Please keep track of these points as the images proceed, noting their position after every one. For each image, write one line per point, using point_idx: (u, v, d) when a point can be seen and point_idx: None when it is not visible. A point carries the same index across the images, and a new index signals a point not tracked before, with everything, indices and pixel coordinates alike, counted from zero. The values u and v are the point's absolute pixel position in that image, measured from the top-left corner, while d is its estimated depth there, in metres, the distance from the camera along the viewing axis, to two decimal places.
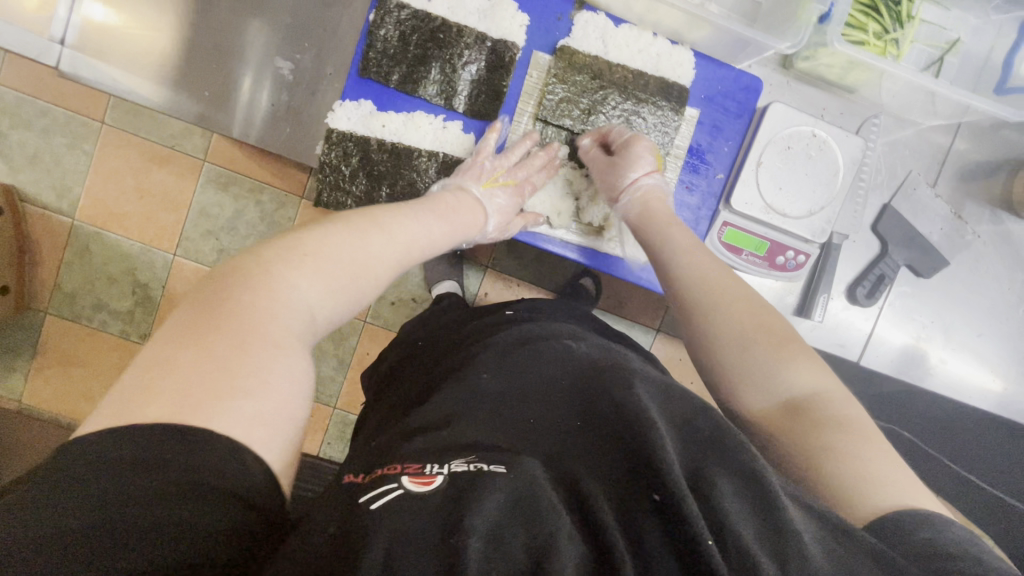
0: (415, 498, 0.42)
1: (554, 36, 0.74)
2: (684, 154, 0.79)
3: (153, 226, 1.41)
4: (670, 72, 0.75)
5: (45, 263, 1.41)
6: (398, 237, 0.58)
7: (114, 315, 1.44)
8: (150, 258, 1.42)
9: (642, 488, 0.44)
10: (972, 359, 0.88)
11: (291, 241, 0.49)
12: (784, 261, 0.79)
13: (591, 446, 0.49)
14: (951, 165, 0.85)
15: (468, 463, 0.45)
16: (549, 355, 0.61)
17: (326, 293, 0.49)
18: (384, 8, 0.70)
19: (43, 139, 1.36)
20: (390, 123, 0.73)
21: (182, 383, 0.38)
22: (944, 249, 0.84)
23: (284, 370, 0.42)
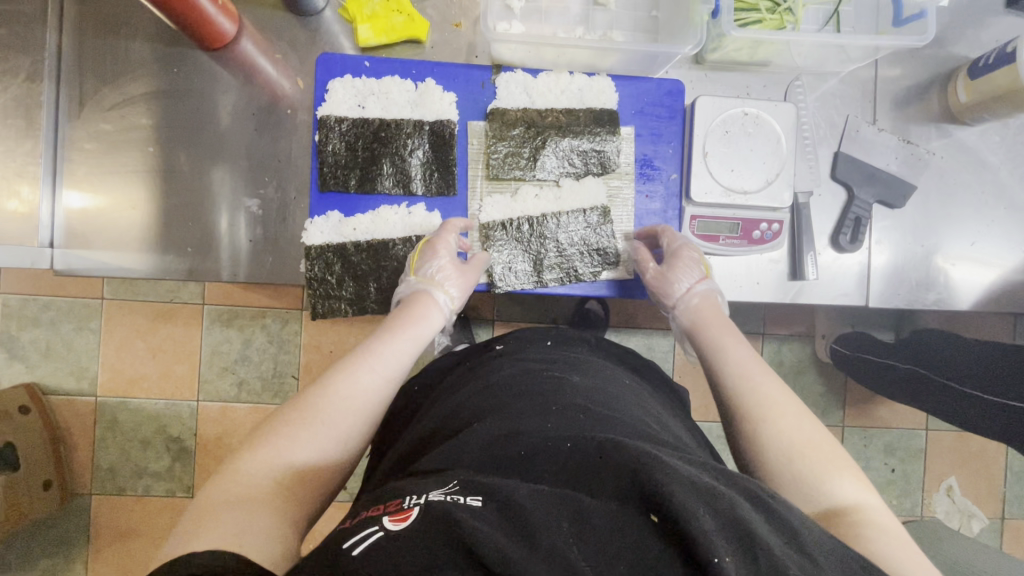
0: (395, 540, 0.39)
1: (482, 102, 0.80)
2: (634, 167, 0.81)
3: (172, 380, 1.45)
4: (596, 100, 0.80)
5: (79, 446, 1.44)
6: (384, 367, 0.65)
7: (156, 477, 1.46)
8: (176, 411, 1.45)
9: (637, 500, 0.40)
10: (975, 268, 0.89)
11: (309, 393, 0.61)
12: (760, 233, 0.82)
13: (580, 467, 0.45)
14: (883, 99, 0.88)
15: (446, 494, 0.42)
16: (547, 390, 0.60)
17: (334, 435, 0.58)
18: (326, 126, 0.77)
19: (52, 331, 1.43)
20: (361, 224, 0.78)
21: (198, 513, 0.49)
22: (906, 175, 0.87)
23: (242, 520, 0.48)
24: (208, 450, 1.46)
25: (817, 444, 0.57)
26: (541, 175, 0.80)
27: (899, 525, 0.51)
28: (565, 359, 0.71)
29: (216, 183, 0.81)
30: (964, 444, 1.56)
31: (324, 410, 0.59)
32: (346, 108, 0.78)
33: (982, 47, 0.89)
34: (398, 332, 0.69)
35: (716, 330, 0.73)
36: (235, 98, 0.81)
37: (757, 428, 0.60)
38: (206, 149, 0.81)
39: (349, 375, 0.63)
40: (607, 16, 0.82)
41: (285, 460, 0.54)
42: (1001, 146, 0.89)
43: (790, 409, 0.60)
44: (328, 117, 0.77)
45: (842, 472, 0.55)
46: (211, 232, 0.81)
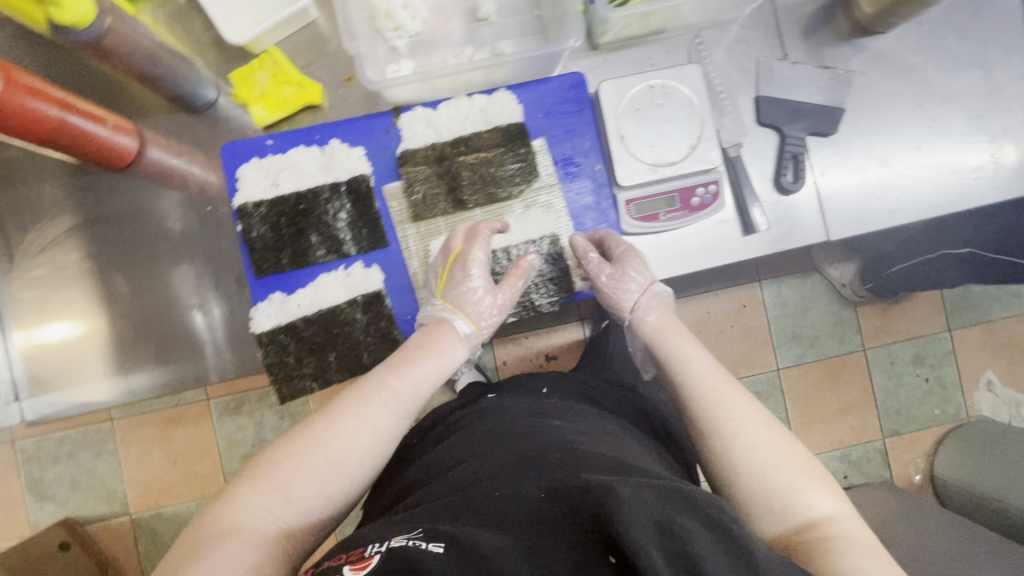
0: None
1: (390, 147, 0.79)
2: (556, 170, 0.79)
3: (198, 480, 1.46)
4: (501, 117, 0.79)
5: (127, 565, 1.46)
6: (365, 404, 0.64)
7: None
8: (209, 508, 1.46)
9: (600, 543, 0.46)
10: (929, 170, 0.86)
11: (298, 426, 0.63)
12: (700, 199, 0.80)
13: (552, 517, 0.49)
14: (790, 31, 0.86)
15: (407, 539, 0.47)
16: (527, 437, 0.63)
17: (321, 468, 0.60)
18: (246, 213, 0.77)
19: (74, 464, 1.45)
20: (304, 299, 0.78)
21: (175, 557, 0.54)
22: (830, 101, 0.84)
23: (238, 550, 0.54)
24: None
25: (792, 461, 0.58)
26: (464, 205, 0.78)
27: (871, 536, 0.53)
28: (547, 404, 0.75)
29: (166, 294, 0.82)
30: (991, 335, 1.50)
31: (315, 445, 0.61)
32: (260, 190, 0.78)
33: None
34: (412, 364, 0.68)
35: (678, 336, 0.72)
36: (160, 208, 0.82)
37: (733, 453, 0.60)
38: (142, 264, 0.82)
39: (368, 418, 0.64)
40: (492, 28, 0.81)
41: (277, 494, 0.58)
42: (920, 45, 0.86)
43: (760, 425, 0.61)
44: (245, 204, 0.77)
45: (820, 484, 0.57)
46: (172, 341, 0.81)
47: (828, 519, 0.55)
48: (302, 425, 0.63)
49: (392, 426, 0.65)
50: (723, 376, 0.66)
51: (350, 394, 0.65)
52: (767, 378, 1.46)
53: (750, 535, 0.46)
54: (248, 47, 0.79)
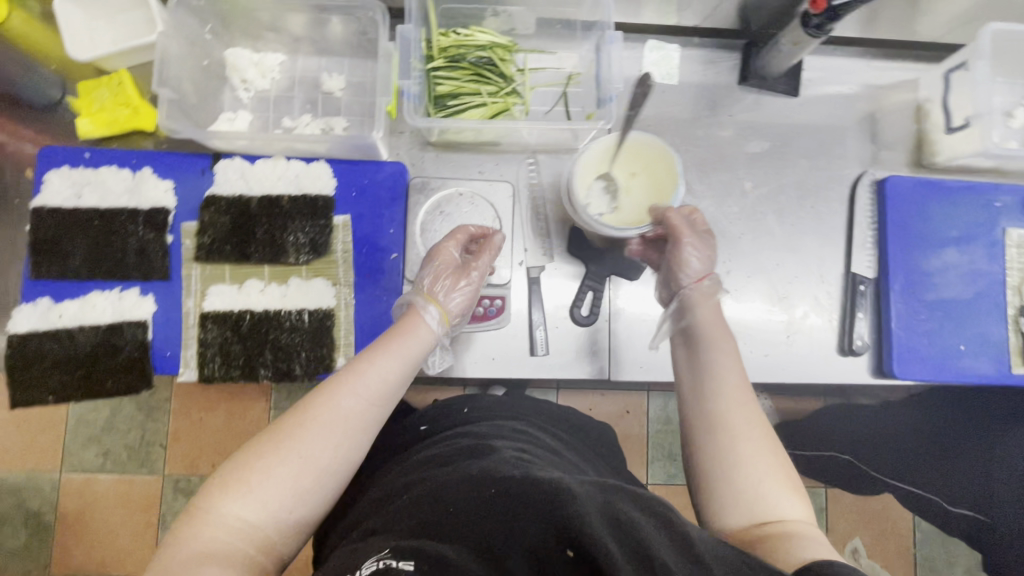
0: None
1: (201, 187, 0.82)
2: (352, 246, 0.82)
3: (33, 452, 1.33)
4: (312, 186, 0.82)
5: None
6: (323, 412, 0.58)
7: (12, 555, 1.33)
8: (36, 484, 1.33)
9: (556, 540, 0.46)
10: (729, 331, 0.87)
11: (229, 462, 0.55)
12: (483, 309, 0.82)
13: (509, 518, 0.48)
14: (619, 175, 0.90)
15: (377, 561, 0.44)
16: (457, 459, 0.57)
17: (258, 504, 0.53)
18: (38, 215, 0.79)
19: None
20: (67, 310, 0.78)
21: None
22: (640, 247, 0.86)
23: None
24: (64, 530, 1.33)
25: (762, 445, 0.60)
26: (249, 258, 0.80)
27: (766, 441, 0.60)
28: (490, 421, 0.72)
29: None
30: (870, 502, 1.42)
31: (292, 439, 0.56)
32: (62, 198, 0.80)
33: (715, 123, 0.92)
34: (376, 358, 0.64)
35: (710, 303, 0.74)
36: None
37: (722, 449, 0.59)
38: None
39: (271, 497, 0.53)
40: (334, 104, 0.86)
41: (247, 495, 0.53)
42: (739, 216, 0.90)
43: (722, 345, 0.69)
44: (41, 207, 0.79)
45: (745, 394, 0.64)
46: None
47: (728, 418, 0.62)
48: (236, 457, 0.56)
49: (378, 409, 0.61)
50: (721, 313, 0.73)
51: (237, 471, 0.54)
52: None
53: (681, 538, 0.46)
54: (98, 62, 0.82)
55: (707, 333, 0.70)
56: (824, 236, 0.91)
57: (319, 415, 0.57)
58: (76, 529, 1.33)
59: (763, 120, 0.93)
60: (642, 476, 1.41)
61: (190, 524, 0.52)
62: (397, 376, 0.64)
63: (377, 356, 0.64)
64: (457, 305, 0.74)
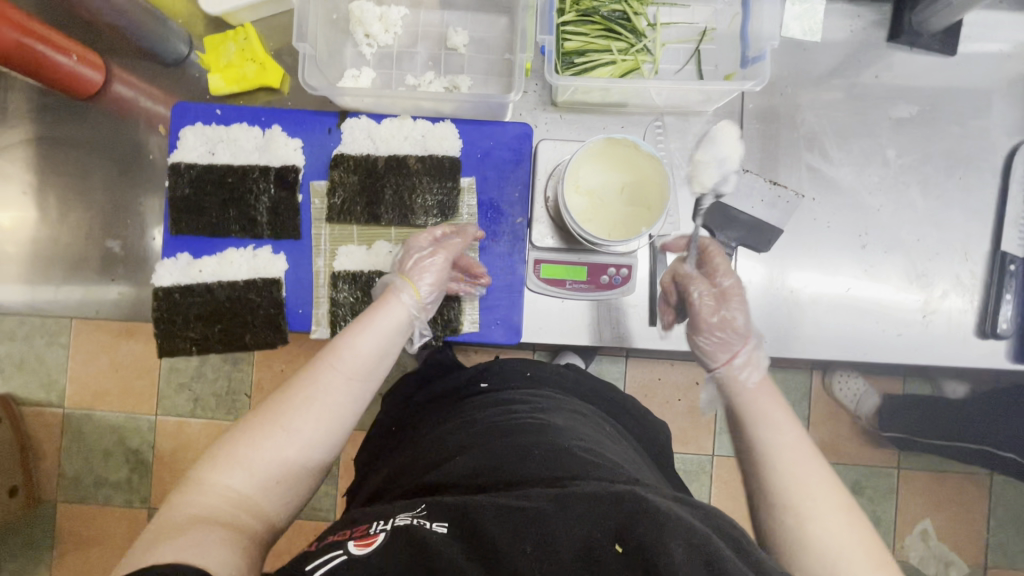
0: (358, 563, 0.43)
1: (329, 146, 0.81)
2: (477, 210, 0.81)
3: (131, 395, 1.36)
4: (438, 147, 0.80)
5: (46, 455, 1.37)
6: (318, 383, 0.60)
7: (115, 489, 1.37)
8: (134, 425, 1.36)
9: (606, 533, 0.44)
10: (861, 307, 0.84)
11: (230, 431, 0.56)
12: (608, 278, 0.80)
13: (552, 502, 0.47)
14: (751, 140, 0.85)
15: (412, 517, 0.47)
16: (512, 433, 0.58)
17: (259, 468, 0.54)
18: (176, 172, 0.80)
19: (25, 346, 1.34)
20: (207, 267, 0.81)
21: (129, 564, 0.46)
22: (771, 218, 0.83)
23: (219, 535, 0.48)
24: (163, 466, 1.37)
25: (844, 517, 0.52)
26: (378, 220, 0.80)
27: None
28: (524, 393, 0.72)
29: (102, 222, 0.86)
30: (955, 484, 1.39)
31: (288, 410, 0.57)
32: (197, 154, 0.81)
33: (857, 84, 0.86)
34: (357, 335, 0.65)
35: (778, 416, 0.60)
36: (122, 137, 0.86)
37: (801, 520, 0.52)
38: (77, 191, 0.86)
39: (270, 462, 0.54)
40: (459, 60, 0.83)
41: (244, 464, 0.53)
42: (880, 187, 0.84)
43: (834, 492, 0.53)
44: (178, 163, 0.80)
45: (840, 523, 0.51)
46: (102, 265, 0.86)
47: (801, 535, 0.51)
48: (238, 427, 0.57)
49: (370, 375, 0.63)
50: (801, 445, 0.58)
51: (228, 445, 0.55)
52: (694, 460, 1.30)
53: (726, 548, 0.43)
54: (228, 18, 0.83)
55: (764, 414, 0.61)
56: (972, 210, 0.85)
57: (315, 389, 0.59)
58: (172, 466, 1.37)
59: (913, 82, 0.86)
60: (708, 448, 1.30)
61: (182, 490, 0.51)
62: (384, 347, 0.66)
63: (359, 331, 0.65)
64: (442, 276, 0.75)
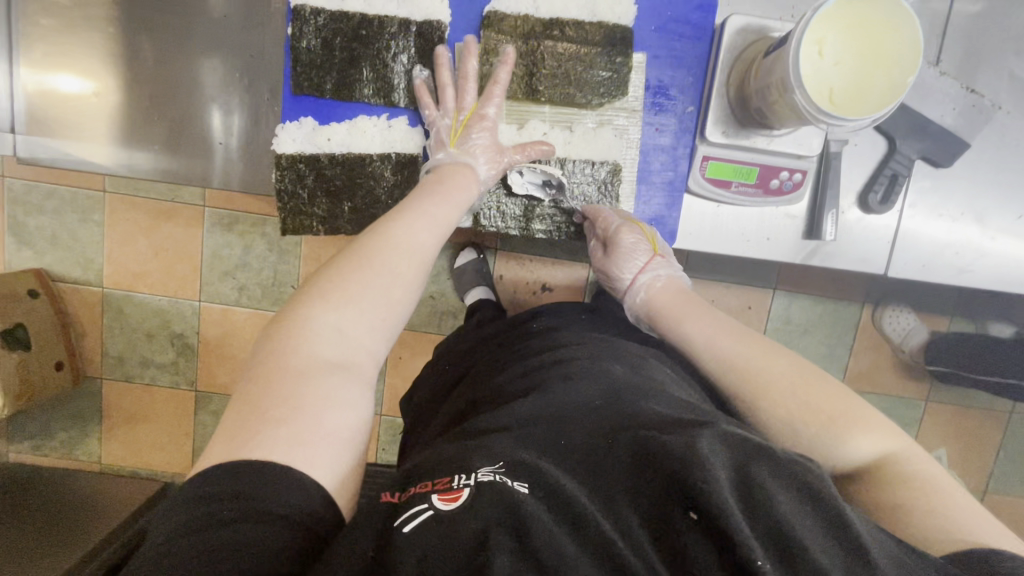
0: (442, 521, 0.35)
1: (481, 2, 0.69)
2: (644, 93, 0.71)
3: (174, 278, 1.14)
4: (609, 13, 0.69)
5: (87, 330, 1.16)
6: (373, 267, 0.53)
7: (162, 370, 1.19)
8: (179, 307, 1.16)
9: (678, 499, 0.36)
10: None
11: (313, 279, 0.52)
12: (778, 183, 0.73)
13: (634, 466, 0.39)
14: (952, 39, 0.74)
15: (491, 472, 0.38)
16: (583, 382, 0.50)
17: (360, 325, 0.50)
18: (301, 18, 0.68)
19: (56, 220, 1.10)
20: (335, 135, 0.71)
21: (228, 426, 0.41)
22: (962, 130, 0.75)
23: (329, 412, 0.43)
24: (211, 352, 1.18)
25: (810, 393, 0.54)
26: (536, 96, 0.70)
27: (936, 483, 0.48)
28: (614, 341, 0.64)
29: (206, 74, 0.71)
30: None
31: (360, 265, 0.53)
32: None
33: None
34: (434, 201, 0.61)
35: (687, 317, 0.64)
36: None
37: (758, 406, 0.55)
38: (174, 32, 0.70)
39: (329, 341, 0.48)
40: None
41: (305, 327, 0.47)
42: None
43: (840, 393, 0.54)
44: (303, 6, 0.68)
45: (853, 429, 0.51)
46: (211, 131, 0.72)
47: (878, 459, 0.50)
48: (316, 280, 0.52)
49: (423, 262, 0.57)
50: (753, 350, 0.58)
51: (298, 303, 0.49)
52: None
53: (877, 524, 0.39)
54: None
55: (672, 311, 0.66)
56: None
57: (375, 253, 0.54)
58: (220, 353, 1.18)
59: None
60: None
61: (266, 360, 0.45)
62: (425, 250, 0.57)
63: (418, 216, 0.59)
64: (484, 145, 0.69)
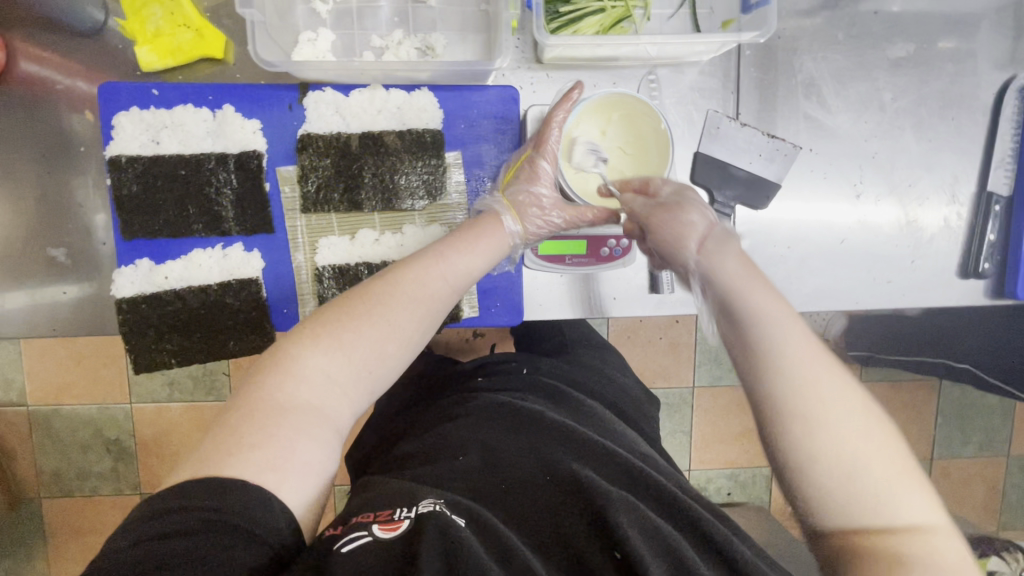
0: (381, 547, 0.48)
1: (293, 126, 0.72)
2: (465, 188, 0.74)
3: (100, 385, 1.24)
4: (417, 120, 0.72)
5: (20, 454, 1.26)
6: (386, 303, 0.60)
7: (101, 478, 1.28)
8: (109, 414, 1.25)
9: (591, 539, 0.53)
10: (854, 252, 0.85)
11: (314, 316, 0.59)
12: (609, 250, 0.77)
13: (555, 504, 0.56)
14: (748, 90, 0.80)
15: (430, 505, 0.52)
16: (518, 428, 0.63)
17: (343, 364, 0.56)
18: (118, 168, 0.70)
19: None
20: (173, 271, 0.73)
21: (213, 449, 0.49)
22: (770, 173, 0.80)
23: (296, 446, 0.51)
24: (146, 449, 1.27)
25: (860, 438, 0.48)
26: (361, 206, 0.73)
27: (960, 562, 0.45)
28: (531, 380, 0.76)
29: (38, 228, 0.76)
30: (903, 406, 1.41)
31: (387, 303, 0.60)
32: (139, 145, 0.70)
33: (857, 22, 0.80)
34: (462, 249, 0.65)
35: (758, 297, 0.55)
36: (47, 122, 0.74)
37: (812, 461, 0.48)
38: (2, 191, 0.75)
39: (300, 396, 0.54)
40: (432, 14, 0.73)
41: (296, 375, 0.54)
42: (875, 132, 0.83)
43: (886, 444, 0.48)
44: (119, 157, 0.70)
45: (911, 491, 0.47)
46: (46, 274, 0.76)
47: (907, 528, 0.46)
48: (325, 313, 0.59)
49: (436, 307, 0.63)
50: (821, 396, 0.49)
51: (312, 328, 0.57)
52: (676, 393, 1.28)
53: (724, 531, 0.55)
54: None
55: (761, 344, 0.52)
56: (962, 151, 0.84)
57: (391, 299, 0.60)
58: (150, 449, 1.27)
59: (911, 16, 0.81)
60: (689, 379, 1.27)
61: (251, 401, 0.52)
62: (462, 282, 0.65)
63: (429, 263, 0.63)
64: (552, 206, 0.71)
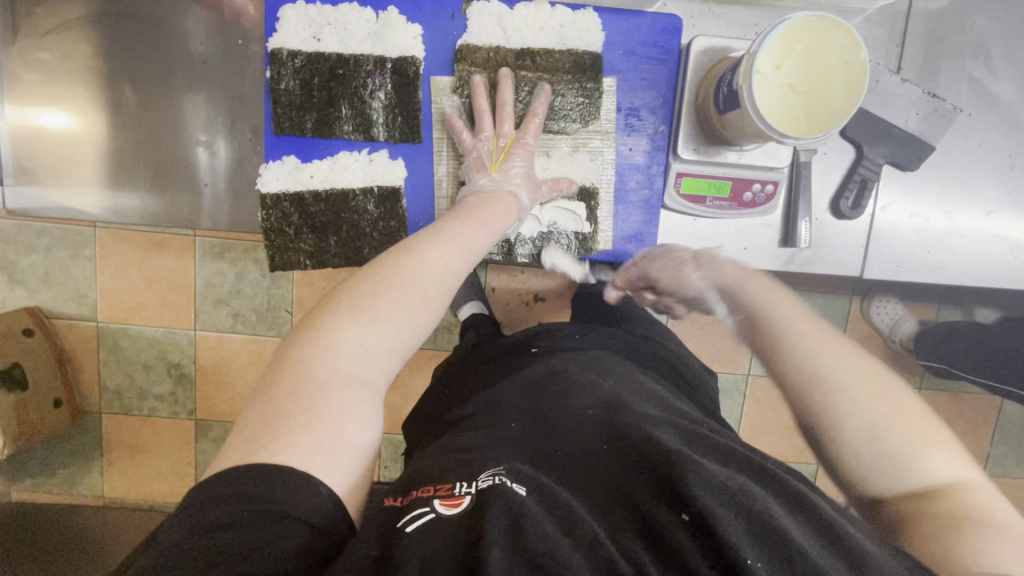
0: (444, 523, 0.39)
1: (453, 35, 0.71)
2: (615, 116, 0.73)
3: (168, 308, 1.08)
4: (578, 41, 0.71)
5: (84, 365, 1.11)
6: (422, 264, 0.54)
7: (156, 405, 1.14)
8: (173, 339, 1.11)
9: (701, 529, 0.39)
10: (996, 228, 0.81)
11: (348, 288, 0.51)
12: (752, 195, 0.75)
13: (626, 469, 0.45)
14: (912, 46, 0.77)
15: (490, 476, 0.43)
16: (573, 396, 0.55)
17: (381, 340, 0.49)
18: (279, 61, 0.70)
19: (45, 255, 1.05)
20: (318, 172, 0.73)
21: (253, 428, 0.41)
22: (927, 134, 0.77)
23: (340, 419, 0.43)
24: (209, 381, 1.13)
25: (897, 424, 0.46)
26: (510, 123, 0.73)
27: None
28: (595, 357, 0.67)
29: None
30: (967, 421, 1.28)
31: (409, 274, 0.53)
32: (300, 40, 0.70)
33: None
34: (473, 223, 0.61)
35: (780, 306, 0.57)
36: (179, 19, 0.69)
37: (837, 419, 0.47)
38: (156, 79, 0.71)
39: (346, 365, 0.46)
40: None
41: (331, 348, 0.46)
42: None
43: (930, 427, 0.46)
44: (280, 49, 0.70)
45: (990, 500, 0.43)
46: (194, 170, 0.73)
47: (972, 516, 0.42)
48: (359, 284, 0.52)
49: (454, 284, 0.57)
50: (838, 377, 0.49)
51: (327, 312, 0.49)
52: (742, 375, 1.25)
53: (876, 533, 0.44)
54: None
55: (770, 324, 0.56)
56: None
57: (417, 269, 0.53)
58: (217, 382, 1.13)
59: None
60: None
61: (281, 373, 0.45)
62: (462, 250, 0.58)
63: (453, 240, 0.58)
64: (524, 172, 0.71)
